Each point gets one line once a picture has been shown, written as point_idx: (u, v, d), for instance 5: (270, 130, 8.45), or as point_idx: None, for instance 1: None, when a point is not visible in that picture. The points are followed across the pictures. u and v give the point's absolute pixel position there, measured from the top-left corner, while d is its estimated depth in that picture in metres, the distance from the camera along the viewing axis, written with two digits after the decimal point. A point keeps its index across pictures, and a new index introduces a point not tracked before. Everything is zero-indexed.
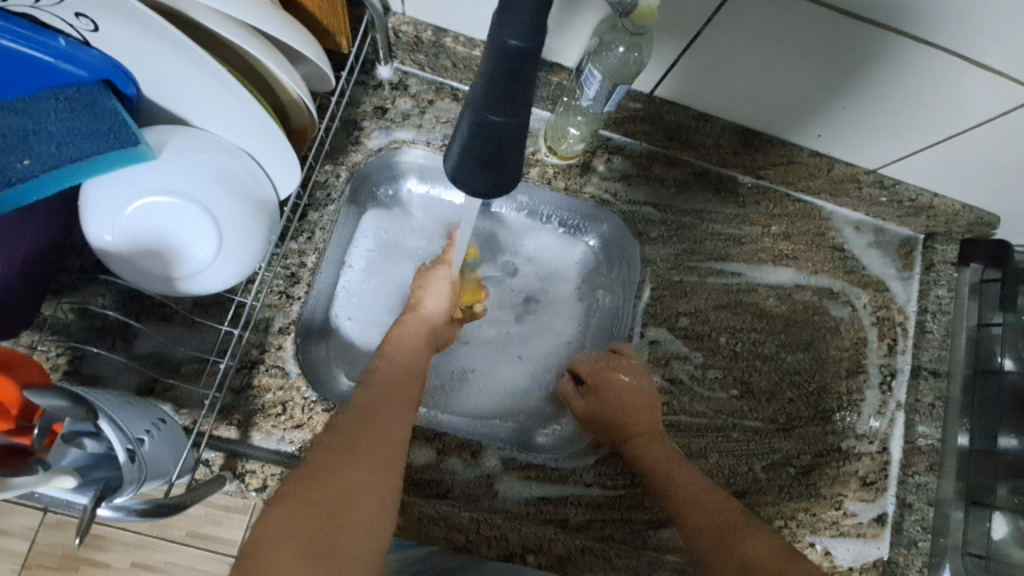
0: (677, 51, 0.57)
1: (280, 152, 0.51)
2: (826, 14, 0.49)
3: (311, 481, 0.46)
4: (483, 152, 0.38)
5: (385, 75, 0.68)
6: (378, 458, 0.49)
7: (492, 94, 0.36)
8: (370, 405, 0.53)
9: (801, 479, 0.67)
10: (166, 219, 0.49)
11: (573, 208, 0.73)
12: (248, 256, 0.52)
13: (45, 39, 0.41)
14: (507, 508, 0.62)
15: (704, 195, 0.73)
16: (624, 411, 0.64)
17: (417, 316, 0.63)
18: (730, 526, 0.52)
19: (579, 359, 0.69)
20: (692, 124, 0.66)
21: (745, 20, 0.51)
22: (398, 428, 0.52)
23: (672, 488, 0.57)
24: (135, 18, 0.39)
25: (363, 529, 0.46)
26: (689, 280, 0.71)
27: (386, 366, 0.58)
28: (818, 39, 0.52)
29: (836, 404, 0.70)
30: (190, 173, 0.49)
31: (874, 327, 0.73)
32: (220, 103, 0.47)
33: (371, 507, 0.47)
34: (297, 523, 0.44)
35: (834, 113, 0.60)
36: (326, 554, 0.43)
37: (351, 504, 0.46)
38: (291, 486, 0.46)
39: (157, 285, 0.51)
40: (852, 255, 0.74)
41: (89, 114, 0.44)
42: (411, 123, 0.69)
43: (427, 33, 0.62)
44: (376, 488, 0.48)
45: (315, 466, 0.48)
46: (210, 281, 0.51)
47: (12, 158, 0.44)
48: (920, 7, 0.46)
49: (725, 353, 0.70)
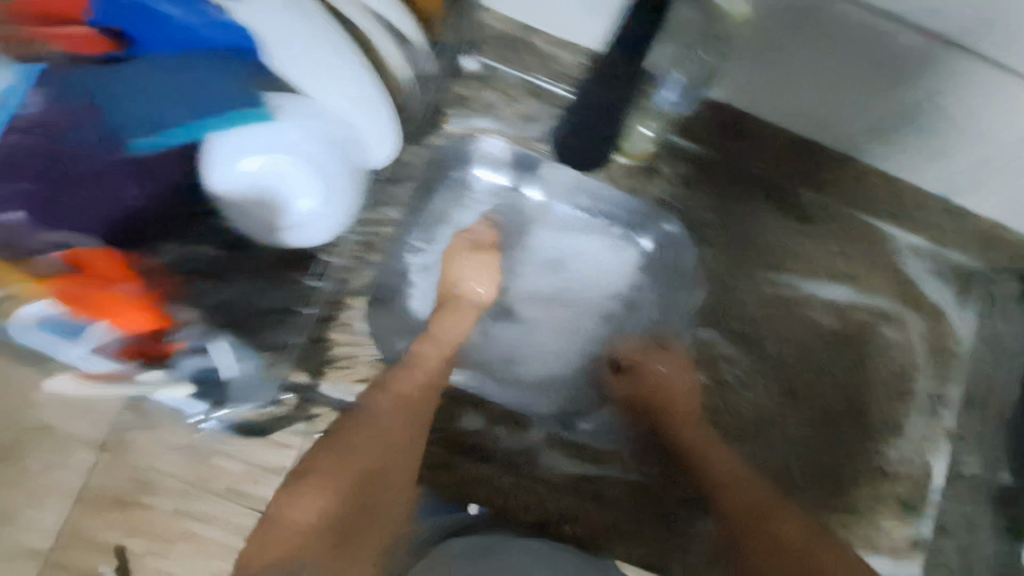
0: (755, 63, 0.60)
1: (381, 126, 0.57)
2: (893, 43, 0.53)
3: (348, 438, 0.61)
4: None
5: (471, 67, 0.72)
6: (389, 441, 0.62)
7: None
8: (408, 394, 0.65)
9: (834, 488, 0.69)
10: (278, 173, 0.53)
11: (631, 208, 0.74)
12: (344, 212, 0.59)
13: (203, 7, 0.49)
14: (550, 478, 0.66)
15: (765, 206, 0.74)
16: (666, 398, 0.69)
17: (469, 301, 0.71)
18: (755, 517, 0.62)
19: (625, 347, 0.73)
20: (759, 130, 0.68)
21: (816, 43, 0.55)
22: (411, 425, 0.64)
23: (704, 484, 0.65)
24: None
25: (392, 493, 0.61)
26: (741, 285, 0.74)
27: (424, 356, 0.67)
28: (893, 66, 0.55)
29: (878, 421, 0.71)
30: (307, 136, 0.53)
31: (927, 353, 0.73)
32: (337, 78, 0.52)
33: (404, 473, 0.62)
34: (338, 475, 0.59)
35: (902, 137, 0.62)
36: (371, 507, 0.59)
37: (387, 473, 0.61)
38: (332, 451, 0.60)
39: (261, 231, 0.55)
40: (909, 278, 0.74)
41: (230, 72, 0.49)
42: (490, 113, 0.74)
43: (516, 30, 0.69)
44: (400, 462, 0.62)
45: (347, 434, 0.61)
46: (309, 232, 0.57)
47: (165, 108, 0.48)
48: (1007, 23, 0.48)
49: (772, 358, 0.72)
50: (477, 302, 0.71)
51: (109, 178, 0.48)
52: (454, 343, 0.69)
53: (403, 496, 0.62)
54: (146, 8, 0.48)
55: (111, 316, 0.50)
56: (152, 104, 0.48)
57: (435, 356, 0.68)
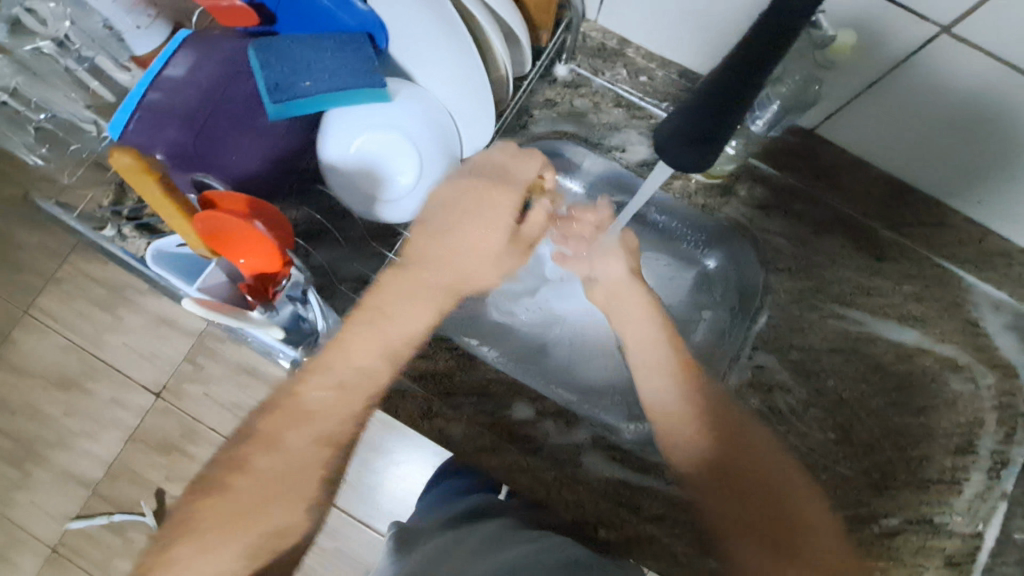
0: (852, 94, 0.60)
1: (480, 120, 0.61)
2: (984, 99, 0.53)
3: (289, 405, 0.53)
4: (695, 129, 0.43)
5: (562, 72, 0.75)
6: (342, 397, 0.54)
7: (722, 85, 0.42)
8: (344, 340, 0.56)
9: (883, 540, 0.64)
10: (384, 149, 0.58)
11: (701, 228, 0.76)
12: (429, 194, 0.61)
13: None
14: (591, 479, 0.65)
15: (839, 241, 0.73)
16: (673, 415, 0.66)
17: (453, 277, 0.60)
18: (788, 535, 0.58)
19: (635, 335, 0.70)
20: (845, 166, 0.71)
21: (906, 91, 0.57)
22: (365, 361, 0.55)
23: (731, 497, 0.61)
24: None
25: (298, 466, 0.52)
26: (809, 316, 0.73)
27: (373, 320, 0.56)
28: (1001, 108, 0.54)
29: (935, 476, 0.69)
30: (415, 118, 0.58)
31: (995, 411, 0.70)
32: (446, 68, 0.56)
33: (306, 452, 0.52)
34: (287, 434, 0.52)
35: (983, 183, 0.63)
36: (262, 479, 0.51)
37: (281, 437, 0.52)
38: (281, 404, 0.53)
39: (361, 202, 0.61)
40: (985, 332, 0.71)
41: (354, 54, 0.54)
42: (574, 119, 0.77)
43: (613, 41, 0.73)
44: (311, 433, 0.53)
45: (313, 382, 0.54)
46: (401, 208, 0.61)
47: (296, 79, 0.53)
48: None
49: (831, 396, 0.71)
50: (466, 280, 0.61)
51: (243, 140, 0.57)
52: (416, 325, 0.59)
53: (308, 469, 0.52)
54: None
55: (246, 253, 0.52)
56: (287, 75, 0.52)
57: (398, 325, 0.57)
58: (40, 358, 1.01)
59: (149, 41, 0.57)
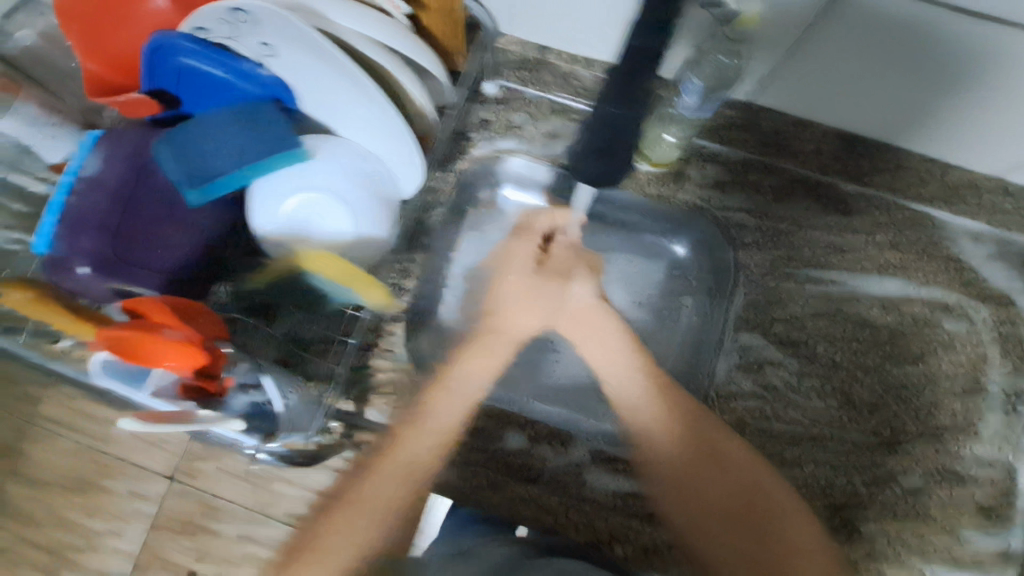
0: (777, 59, 0.59)
1: (408, 164, 0.59)
2: (916, 25, 0.50)
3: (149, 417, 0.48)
4: (599, 144, 0.54)
5: (491, 91, 0.73)
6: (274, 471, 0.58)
7: (615, 91, 0.48)
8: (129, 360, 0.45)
9: (908, 500, 0.63)
10: (312, 212, 0.56)
11: (665, 212, 0.73)
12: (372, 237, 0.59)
13: (231, 60, 0.51)
14: (595, 497, 0.65)
15: (805, 203, 0.71)
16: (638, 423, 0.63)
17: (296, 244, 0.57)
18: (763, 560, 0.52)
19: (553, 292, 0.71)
20: (791, 130, 0.67)
21: (834, 34, 0.53)
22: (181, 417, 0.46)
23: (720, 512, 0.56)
24: (309, 41, 0.50)
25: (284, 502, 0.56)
26: (785, 286, 0.70)
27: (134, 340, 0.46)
28: (925, 44, 0.52)
29: (949, 422, 0.66)
30: (340, 176, 0.56)
31: (996, 344, 0.68)
32: (357, 112, 0.55)
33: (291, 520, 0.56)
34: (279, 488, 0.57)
35: (930, 116, 0.60)
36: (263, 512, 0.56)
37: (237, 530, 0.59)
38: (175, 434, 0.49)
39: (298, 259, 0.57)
40: (969, 267, 0.69)
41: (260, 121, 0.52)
42: (513, 133, 0.75)
43: (533, 52, 0.70)
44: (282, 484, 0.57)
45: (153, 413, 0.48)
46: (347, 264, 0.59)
47: (211, 155, 0.52)
48: None
49: (824, 361, 0.68)
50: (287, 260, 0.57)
51: (166, 235, 0.52)
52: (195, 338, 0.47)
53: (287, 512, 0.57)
54: (189, 72, 0.52)
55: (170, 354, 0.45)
56: (204, 151, 0.51)
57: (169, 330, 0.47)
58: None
59: (59, 151, 0.56)
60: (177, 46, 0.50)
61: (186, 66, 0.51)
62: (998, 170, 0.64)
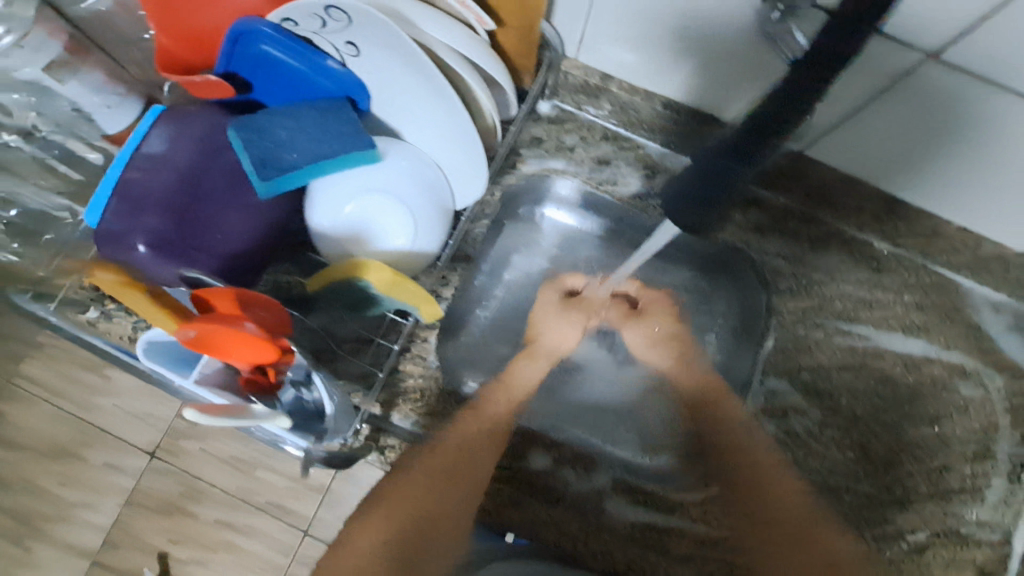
0: (839, 119, 0.60)
1: (468, 171, 0.60)
2: (970, 108, 0.52)
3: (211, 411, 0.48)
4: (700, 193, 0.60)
5: (545, 110, 0.75)
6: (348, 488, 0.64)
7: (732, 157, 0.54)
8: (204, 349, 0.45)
9: (913, 557, 0.66)
10: (371, 213, 0.55)
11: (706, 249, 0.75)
12: (427, 243, 0.58)
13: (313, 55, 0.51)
14: (614, 527, 0.67)
15: (841, 256, 0.73)
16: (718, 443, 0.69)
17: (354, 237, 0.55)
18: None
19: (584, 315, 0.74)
20: (837, 185, 0.69)
21: (895, 108, 0.55)
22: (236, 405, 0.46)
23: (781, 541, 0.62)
24: (398, 45, 0.50)
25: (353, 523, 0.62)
26: (815, 335, 0.73)
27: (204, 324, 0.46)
28: (988, 125, 0.53)
29: (957, 484, 0.68)
30: (404, 180, 0.56)
31: (1009, 414, 0.70)
32: (429, 117, 0.56)
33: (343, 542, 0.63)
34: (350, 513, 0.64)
35: (975, 194, 0.62)
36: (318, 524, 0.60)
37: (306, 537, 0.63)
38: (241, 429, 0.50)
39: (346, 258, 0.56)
40: (989, 335, 0.72)
41: (336, 118, 0.52)
42: (563, 154, 0.75)
43: (595, 79, 0.71)
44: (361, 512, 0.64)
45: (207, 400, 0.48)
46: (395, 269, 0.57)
47: (282, 150, 0.50)
48: None
49: (845, 414, 0.71)
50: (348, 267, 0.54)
51: (228, 219, 0.52)
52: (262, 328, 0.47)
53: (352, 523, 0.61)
54: (268, 60, 0.51)
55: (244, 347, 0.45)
56: (273, 145, 0.50)
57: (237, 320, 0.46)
58: (16, 436, 0.92)
59: (121, 120, 0.55)
60: (261, 33, 0.49)
61: (266, 54, 0.50)
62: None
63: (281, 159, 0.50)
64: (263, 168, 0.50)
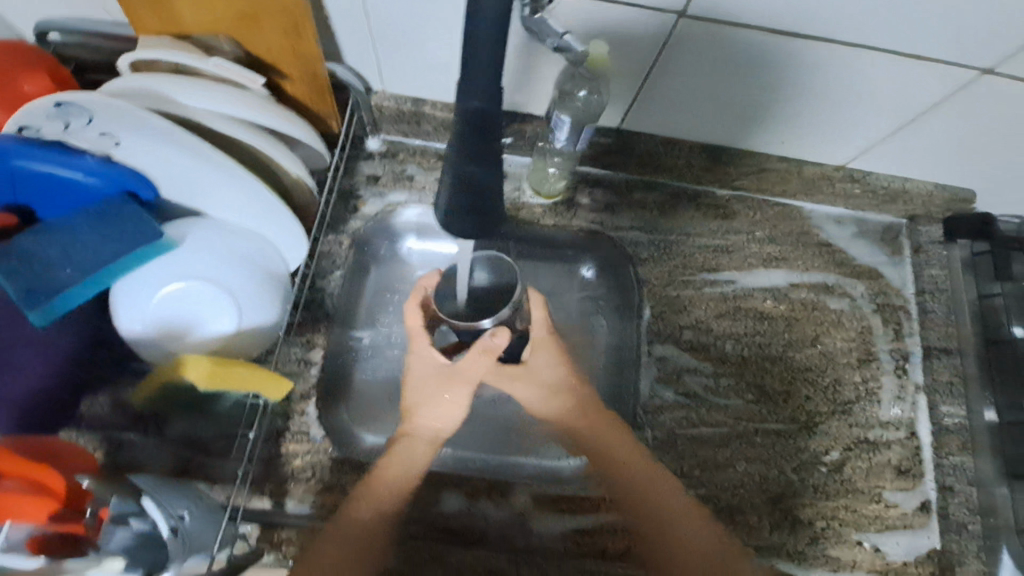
0: (632, 92, 0.64)
1: (274, 215, 0.55)
2: (751, 50, 0.57)
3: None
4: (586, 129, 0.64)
5: (374, 147, 0.74)
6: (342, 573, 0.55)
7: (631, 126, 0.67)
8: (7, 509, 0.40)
9: (834, 477, 0.67)
10: (185, 301, 0.52)
11: (496, 125, 0.42)
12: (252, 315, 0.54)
13: (76, 160, 0.46)
14: (544, 545, 0.62)
15: (689, 211, 0.76)
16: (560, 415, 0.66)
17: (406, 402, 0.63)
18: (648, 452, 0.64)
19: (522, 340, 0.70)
20: (661, 149, 0.71)
21: (681, 61, 0.58)
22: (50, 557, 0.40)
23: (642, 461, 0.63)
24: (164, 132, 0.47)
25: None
26: (686, 294, 0.73)
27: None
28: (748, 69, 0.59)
29: (854, 394, 0.71)
30: (209, 257, 0.52)
31: (877, 314, 0.74)
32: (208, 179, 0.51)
33: None
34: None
35: (788, 127, 0.67)
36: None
37: None
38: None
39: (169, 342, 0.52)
40: (839, 248, 0.76)
41: (118, 221, 0.48)
42: (403, 185, 0.73)
43: (407, 105, 0.69)
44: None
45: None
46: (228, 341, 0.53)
47: (57, 268, 0.46)
48: (826, 12, 0.52)
49: (735, 359, 0.71)
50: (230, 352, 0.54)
51: (15, 359, 0.47)
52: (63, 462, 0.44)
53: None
54: (25, 177, 0.46)
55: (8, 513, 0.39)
56: (45, 266, 0.46)
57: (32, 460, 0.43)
58: None
59: None
60: (7, 152, 0.44)
61: (23, 170, 0.45)
62: (979, 66, 0.55)
63: (54, 279, 0.46)
64: (32, 295, 0.45)
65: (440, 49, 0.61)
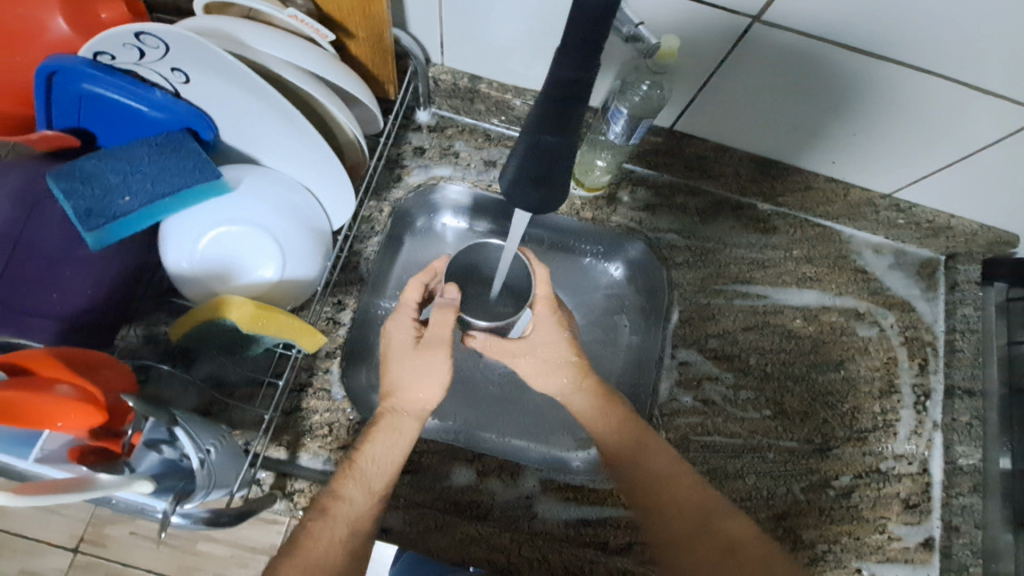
0: (692, 92, 0.63)
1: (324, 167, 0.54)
2: (824, 63, 0.56)
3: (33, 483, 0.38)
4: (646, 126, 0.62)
5: (423, 119, 0.74)
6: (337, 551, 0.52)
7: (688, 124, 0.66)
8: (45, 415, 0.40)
9: (841, 502, 0.67)
10: (234, 244, 0.54)
11: (565, 104, 0.41)
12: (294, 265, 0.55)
13: (144, 92, 0.47)
14: (546, 530, 0.63)
15: (728, 221, 0.76)
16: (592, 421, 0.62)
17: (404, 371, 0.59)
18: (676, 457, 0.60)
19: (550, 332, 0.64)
20: (711, 154, 0.71)
21: (748, 66, 0.58)
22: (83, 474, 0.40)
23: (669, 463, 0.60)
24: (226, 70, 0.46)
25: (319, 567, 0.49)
26: (716, 302, 0.73)
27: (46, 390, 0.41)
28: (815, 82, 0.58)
29: (870, 424, 0.71)
30: (262, 203, 0.53)
31: (904, 347, 0.74)
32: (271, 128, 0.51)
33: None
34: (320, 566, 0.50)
35: (842, 147, 0.66)
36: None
37: None
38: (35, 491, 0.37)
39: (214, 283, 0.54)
40: (874, 276, 0.76)
41: (177, 155, 0.49)
42: (449, 160, 0.73)
43: (464, 80, 0.69)
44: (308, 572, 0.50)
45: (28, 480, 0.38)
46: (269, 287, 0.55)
47: (116, 195, 0.47)
48: (903, 36, 0.51)
49: (756, 373, 0.71)
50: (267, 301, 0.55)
51: (64, 279, 0.48)
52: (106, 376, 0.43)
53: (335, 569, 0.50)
54: (91, 100, 0.47)
55: (57, 416, 0.39)
56: (106, 193, 0.47)
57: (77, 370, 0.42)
58: None
59: None
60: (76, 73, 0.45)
61: (88, 93, 0.46)
62: None
63: (112, 203, 0.47)
64: (89, 214, 0.46)
65: (507, 28, 0.61)
